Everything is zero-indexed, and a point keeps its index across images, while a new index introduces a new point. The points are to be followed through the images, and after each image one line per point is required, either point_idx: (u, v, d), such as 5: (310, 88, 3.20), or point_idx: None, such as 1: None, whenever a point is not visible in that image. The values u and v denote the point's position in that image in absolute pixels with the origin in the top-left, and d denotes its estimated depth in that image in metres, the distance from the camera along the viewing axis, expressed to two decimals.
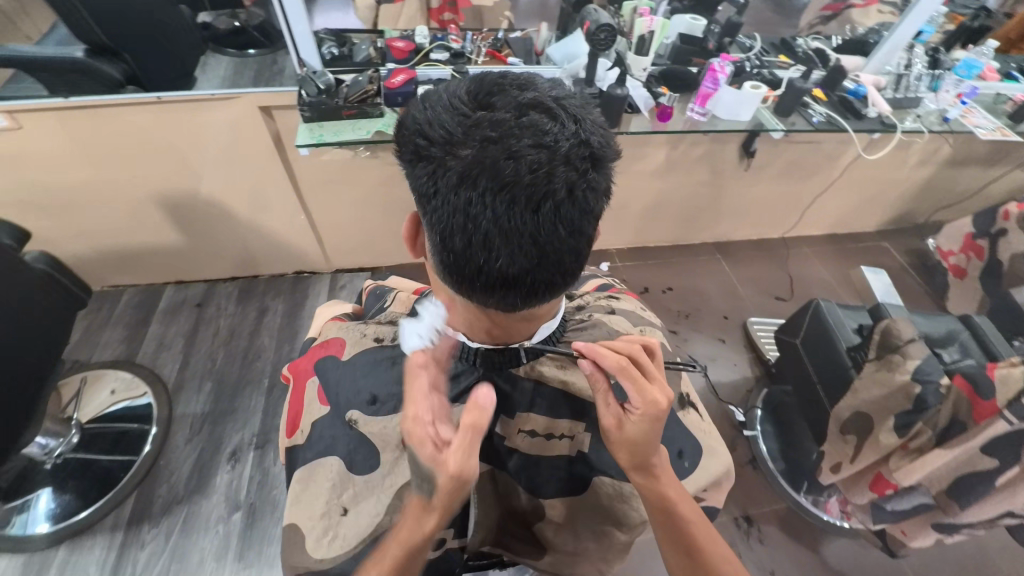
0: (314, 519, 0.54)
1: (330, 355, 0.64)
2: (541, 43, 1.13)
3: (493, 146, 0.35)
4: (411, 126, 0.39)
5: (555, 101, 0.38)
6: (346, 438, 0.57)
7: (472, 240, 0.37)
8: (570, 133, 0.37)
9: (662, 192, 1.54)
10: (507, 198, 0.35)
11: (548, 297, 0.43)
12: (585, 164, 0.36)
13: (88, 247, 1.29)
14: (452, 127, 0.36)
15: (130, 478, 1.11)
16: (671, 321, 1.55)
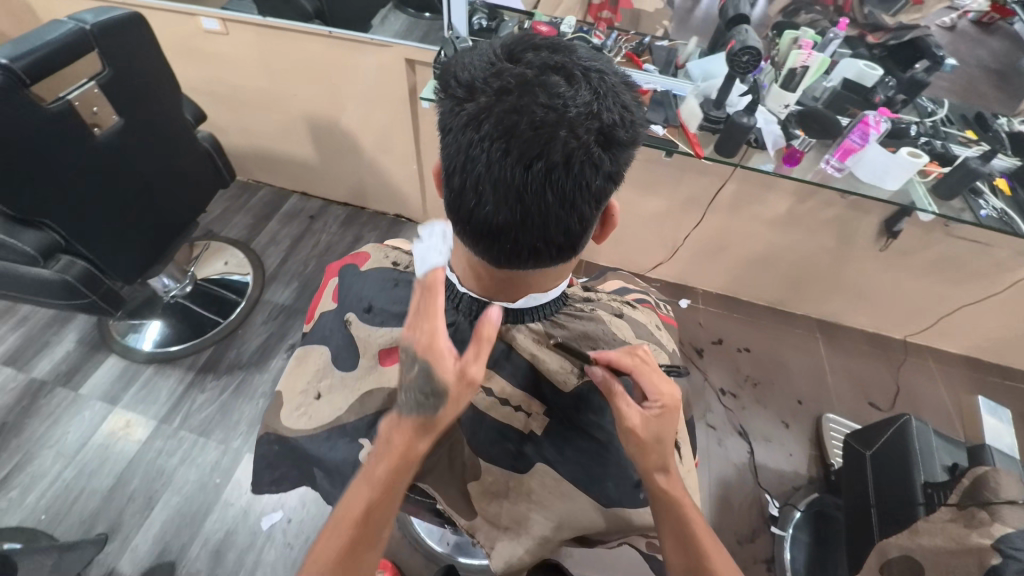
0: (297, 392, 0.63)
1: (352, 263, 0.68)
2: (684, 56, 1.09)
3: (506, 97, 0.39)
4: (450, 69, 0.44)
5: (579, 72, 0.41)
6: (338, 334, 0.63)
7: (467, 180, 0.41)
8: (581, 102, 0.39)
9: (772, 245, 1.40)
10: (504, 147, 0.38)
11: (530, 258, 0.45)
12: (587, 136, 0.39)
13: (248, 143, 1.55)
14: (478, 75, 0.41)
15: (216, 335, 1.33)
16: (734, 383, 1.41)
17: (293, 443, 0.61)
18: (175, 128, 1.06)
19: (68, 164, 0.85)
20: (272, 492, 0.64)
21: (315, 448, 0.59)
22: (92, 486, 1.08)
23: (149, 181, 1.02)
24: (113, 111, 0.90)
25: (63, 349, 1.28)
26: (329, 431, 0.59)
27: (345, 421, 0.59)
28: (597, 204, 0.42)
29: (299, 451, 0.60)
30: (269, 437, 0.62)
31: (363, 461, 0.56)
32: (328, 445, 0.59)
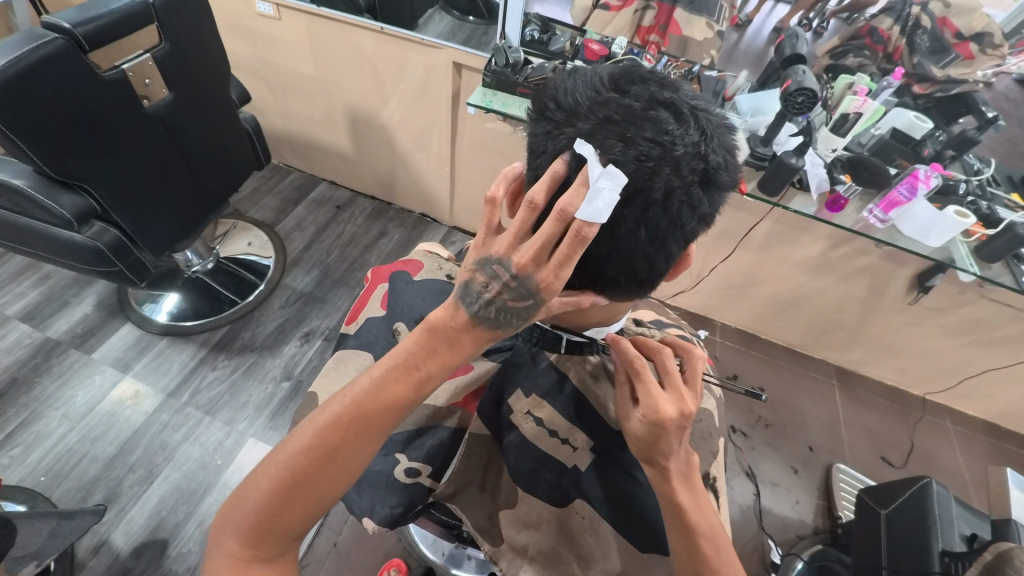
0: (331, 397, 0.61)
1: (405, 271, 0.71)
2: (733, 88, 1.07)
3: (610, 127, 0.39)
4: (548, 90, 0.43)
5: (689, 108, 0.40)
6: (384, 341, 0.64)
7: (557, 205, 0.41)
8: (689, 141, 0.39)
9: (799, 288, 1.38)
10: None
11: (607, 288, 0.46)
12: (691, 176, 0.39)
13: (285, 128, 1.56)
14: (582, 100, 0.40)
15: (234, 314, 1.33)
16: (745, 421, 1.39)
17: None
18: (222, 106, 1.06)
19: (116, 133, 0.85)
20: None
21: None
22: (93, 453, 1.07)
23: (190, 154, 1.02)
24: (164, 86, 0.91)
25: (82, 311, 1.28)
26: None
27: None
28: (684, 241, 0.43)
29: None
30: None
31: (398, 478, 0.58)
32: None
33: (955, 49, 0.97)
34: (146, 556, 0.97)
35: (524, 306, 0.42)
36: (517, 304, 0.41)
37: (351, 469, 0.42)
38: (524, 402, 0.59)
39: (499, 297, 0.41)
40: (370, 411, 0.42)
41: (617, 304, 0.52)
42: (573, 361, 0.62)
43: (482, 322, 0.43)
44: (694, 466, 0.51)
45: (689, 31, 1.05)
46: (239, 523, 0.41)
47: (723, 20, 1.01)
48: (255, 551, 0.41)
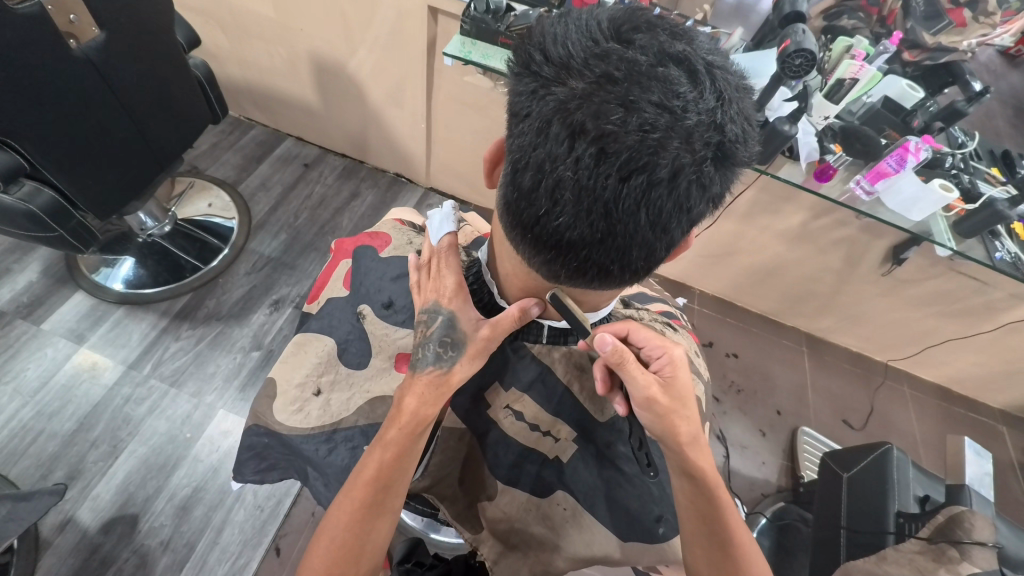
0: (291, 385, 0.58)
1: (371, 245, 0.65)
2: (728, 47, 0.99)
3: (611, 88, 0.34)
4: (537, 36, 0.38)
5: (704, 67, 0.35)
6: (349, 326, 0.60)
7: (544, 180, 0.37)
8: (703, 108, 0.35)
9: (777, 257, 1.38)
10: (598, 149, 0.34)
11: (597, 276, 0.43)
12: (703, 152, 0.35)
13: (243, 75, 1.42)
14: (576, 52, 0.36)
15: (198, 281, 1.25)
16: (717, 387, 1.43)
17: (283, 436, 0.56)
18: (168, 50, 0.94)
19: (38, 83, 0.74)
20: (256, 481, 0.60)
21: (311, 450, 0.55)
22: (51, 429, 1.02)
23: (133, 107, 0.91)
24: (94, 24, 0.79)
25: (26, 278, 1.18)
26: (330, 431, 0.56)
27: (349, 422, 0.56)
28: (689, 226, 0.39)
29: (291, 446, 0.56)
30: (256, 427, 0.58)
31: None
32: (327, 447, 0.55)
33: (949, 15, 0.99)
34: (116, 531, 0.95)
35: (445, 339, 0.52)
36: (439, 337, 0.52)
37: (409, 463, 0.49)
38: (504, 396, 0.59)
39: (427, 336, 0.52)
40: (387, 480, 0.47)
41: (607, 292, 0.49)
42: (558, 354, 0.59)
43: (421, 367, 0.51)
44: (690, 416, 0.53)
45: None
46: (330, 540, 0.46)
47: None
48: (351, 564, 0.46)
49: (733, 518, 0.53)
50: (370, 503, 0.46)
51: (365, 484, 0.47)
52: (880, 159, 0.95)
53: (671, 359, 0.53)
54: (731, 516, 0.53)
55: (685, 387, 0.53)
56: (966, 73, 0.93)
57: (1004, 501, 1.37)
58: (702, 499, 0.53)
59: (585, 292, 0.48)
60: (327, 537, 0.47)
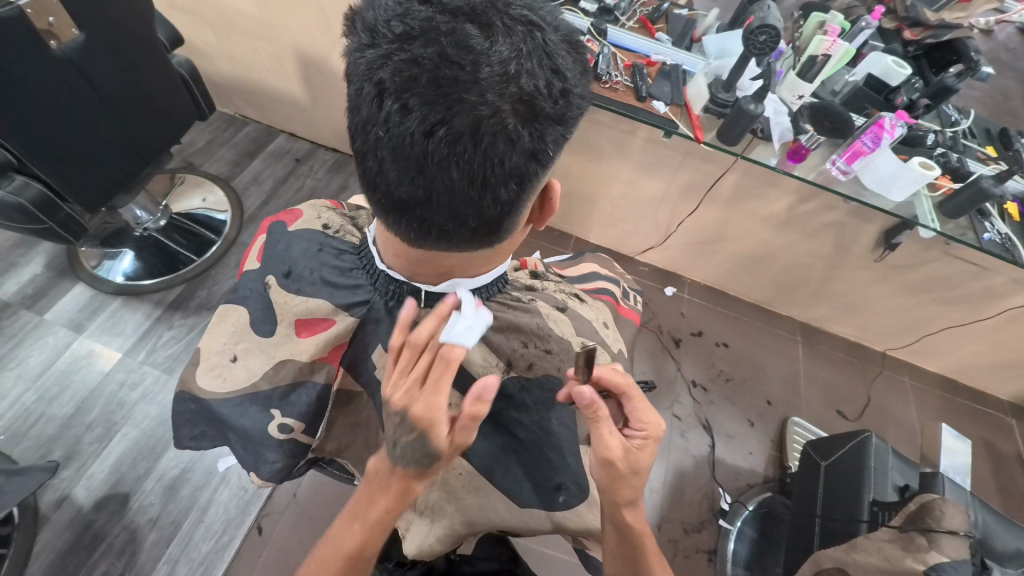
0: (213, 351, 0.61)
1: (282, 221, 0.66)
2: (702, 28, 1.03)
3: (410, 47, 0.38)
4: (363, 8, 0.42)
5: (500, 23, 0.38)
6: (261, 297, 0.61)
7: (368, 142, 0.41)
8: (496, 60, 0.37)
9: (765, 243, 1.35)
10: (400, 107, 0.38)
11: (440, 237, 0.45)
12: (498, 103, 0.37)
13: (235, 74, 1.46)
14: (385, 17, 0.39)
15: (194, 271, 1.31)
16: (705, 376, 1.41)
17: (211, 406, 0.59)
18: (149, 49, 0.98)
19: (24, 82, 0.79)
20: (192, 447, 0.63)
21: (227, 412, 0.59)
22: (51, 413, 1.08)
23: (117, 103, 0.96)
24: (72, 24, 0.82)
25: (31, 272, 1.24)
26: (242, 397, 0.59)
27: (260, 388, 0.59)
28: (515, 184, 0.41)
29: (217, 415, 0.59)
30: (186, 395, 0.61)
31: (273, 434, 0.59)
32: (238, 410, 0.58)
33: None
34: (107, 509, 1.00)
35: (417, 443, 0.45)
36: (413, 444, 0.45)
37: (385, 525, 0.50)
38: (386, 358, 0.60)
39: (397, 436, 0.45)
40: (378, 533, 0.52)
41: (472, 256, 0.51)
42: None
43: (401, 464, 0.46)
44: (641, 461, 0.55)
45: None
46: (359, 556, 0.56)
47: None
48: None
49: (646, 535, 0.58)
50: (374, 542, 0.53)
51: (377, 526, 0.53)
52: (855, 138, 0.92)
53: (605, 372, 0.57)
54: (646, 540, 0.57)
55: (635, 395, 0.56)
56: (970, 50, 0.91)
57: (1009, 496, 1.31)
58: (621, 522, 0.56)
59: (448, 256, 0.51)
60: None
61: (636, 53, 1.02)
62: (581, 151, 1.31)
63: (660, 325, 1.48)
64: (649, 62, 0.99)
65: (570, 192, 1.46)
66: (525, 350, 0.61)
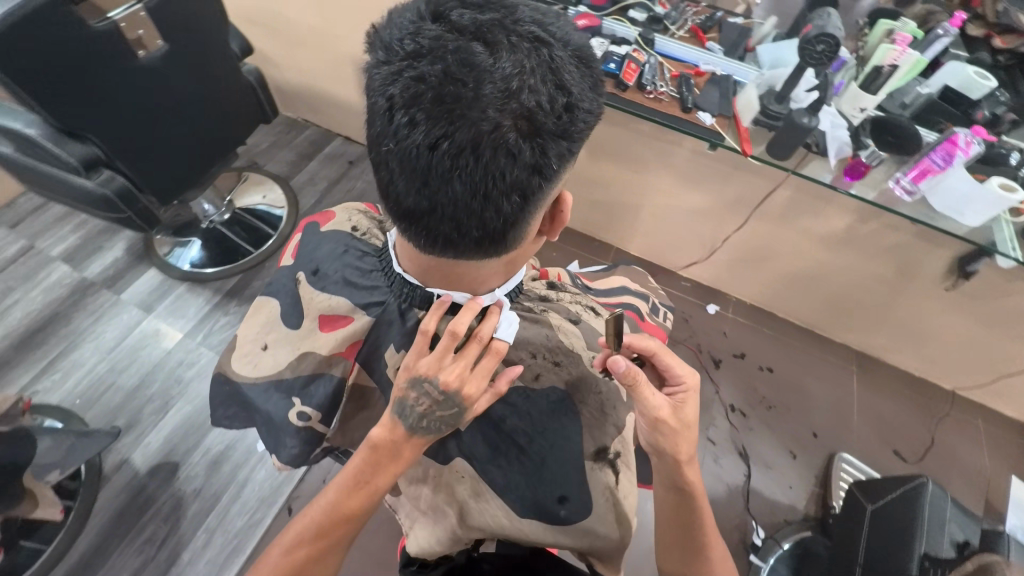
0: (247, 340, 0.65)
1: (314, 222, 0.69)
2: (758, 37, 0.98)
3: (418, 64, 0.39)
4: (381, 26, 0.45)
5: (505, 41, 0.40)
6: (288, 290, 0.65)
7: (380, 154, 0.43)
8: (499, 77, 0.38)
9: (819, 264, 1.27)
10: (407, 121, 0.39)
11: (446, 246, 0.47)
12: (500, 119, 0.38)
13: (300, 81, 1.56)
14: (398, 35, 0.41)
15: (250, 262, 1.41)
16: (746, 400, 1.34)
17: (240, 389, 0.63)
18: (221, 58, 1.07)
19: (115, 87, 0.88)
20: (224, 426, 0.68)
21: (254, 398, 0.62)
22: (119, 383, 1.19)
23: (191, 107, 1.05)
24: (158, 36, 0.91)
25: (114, 255, 1.38)
26: (269, 383, 0.62)
27: (284, 376, 0.62)
28: (517, 197, 0.42)
29: (245, 398, 0.63)
30: (220, 377, 0.66)
31: (291, 421, 0.61)
32: (264, 395, 0.62)
33: None
34: (160, 475, 1.09)
35: (449, 416, 0.53)
36: (445, 415, 0.53)
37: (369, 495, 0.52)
38: (397, 358, 0.61)
39: (428, 409, 0.53)
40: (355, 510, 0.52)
41: (481, 264, 0.53)
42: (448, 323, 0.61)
43: (422, 432, 0.54)
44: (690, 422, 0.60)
45: None
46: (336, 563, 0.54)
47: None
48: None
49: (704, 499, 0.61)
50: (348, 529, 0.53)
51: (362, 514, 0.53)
52: (923, 154, 0.85)
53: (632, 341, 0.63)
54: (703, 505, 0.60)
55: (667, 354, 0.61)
56: None
57: None
58: (679, 482, 0.60)
59: (457, 263, 0.52)
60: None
61: (684, 62, 0.99)
62: (624, 161, 1.29)
63: (699, 343, 1.42)
64: (697, 72, 0.97)
65: (612, 202, 1.44)
66: (533, 361, 0.64)
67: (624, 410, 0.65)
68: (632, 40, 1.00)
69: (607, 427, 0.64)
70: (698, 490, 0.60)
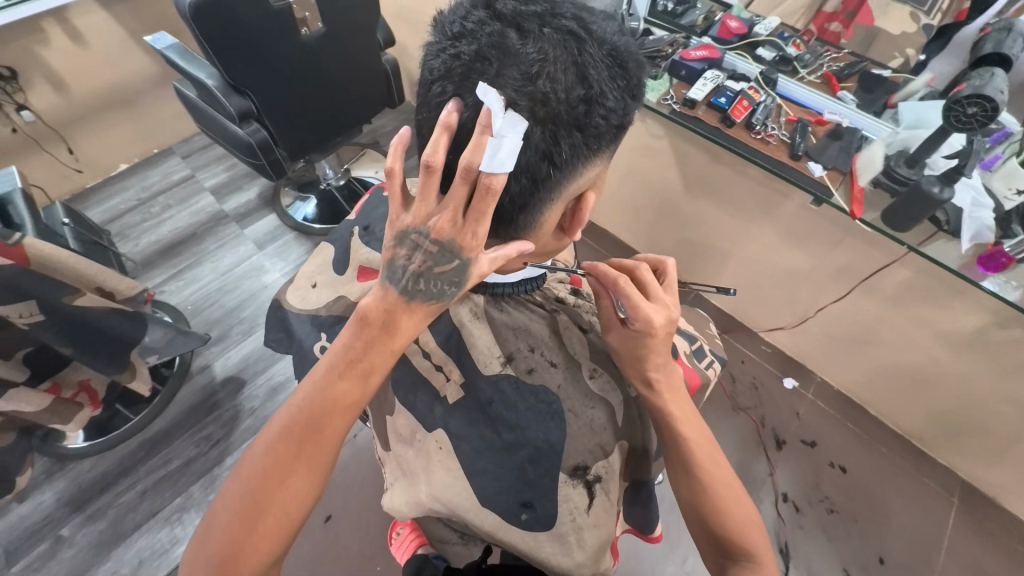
0: (302, 276, 0.75)
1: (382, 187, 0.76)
2: (906, 93, 0.87)
3: (459, 43, 0.45)
4: (448, 6, 0.50)
5: (536, 28, 0.43)
6: (344, 241, 0.74)
7: (423, 123, 0.50)
8: (521, 63, 0.42)
9: (930, 364, 1.09)
10: (441, 93, 0.46)
11: None
12: (515, 103, 0.43)
13: None
14: (453, 17, 0.47)
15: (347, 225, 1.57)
16: (804, 494, 1.17)
17: (287, 317, 0.72)
18: (364, 46, 1.22)
19: (279, 56, 1.05)
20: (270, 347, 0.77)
21: (296, 328, 0.70)
22: (223, 301, 1.40)
23: (332, 83, 1.21)
24: (319, 20, 1.07)
25: (249, 195, 1.63)
26: (310, 317, 0.70)
27: (320, 314, 0.69)
28: (525, 179, 0.46)
29: (288, 326, 0.72)
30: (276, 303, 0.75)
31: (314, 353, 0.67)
32: (303, 327, 0.70)
33: None
34: (230, 387, 1.25)
35: (452, 271, 0.47)
36: (445, 271, 0.47)
37: (343, 397, 0.48)
38: None
39: (423, 268, 0.46)
40: (324, 415, 0.48)
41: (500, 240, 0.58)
42: (465, 302, 0.65)
43: (420, 298, 0.48)
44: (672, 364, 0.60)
45: (883, 22, 0.89)
46: (303, 501, 0.48)
47: (940, 12, 0.81)
48: (284, 508, 0.47)
49: (718, 465, 0.58)
50: (311, 444, 0.48)
51: (336, 423, 0.48)
52: None
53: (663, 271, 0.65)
54: (712, 475, 0.57)
55: (654, 287, 0.58)
56: None
57: None
58: (674, 433, 0.59)
59: None
60: (285, 482, 0.47)
61: (807, 107, 0.92)
62: (720, 202, 1.21)
63: (764, 416, 1.28)
64: (819, 121, 0.89)
65: (701, 243, 1.37)
66: (530, 354, 0.64)
67: (615, 433, 0.62)
68: (753, 78, 0.95)
69: (594, 449, 0.61)
70: (695, 435, 0.58)
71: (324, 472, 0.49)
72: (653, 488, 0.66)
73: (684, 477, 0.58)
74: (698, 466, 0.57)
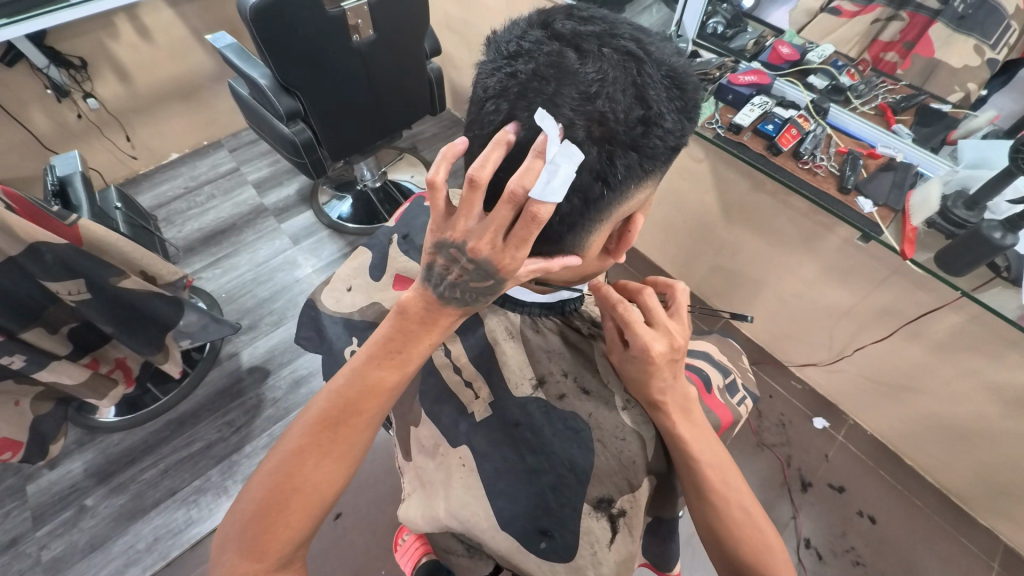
0: (337, 278, 0.76)
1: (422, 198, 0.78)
2: (966, 131, 0.83)
3: (515, 62, 0.45)
4: (500, 27, 0.51)
5: (595, 50, 0.43)
6: (381, 247, 0.75)
7: (473, 139, 0.50)
8: (581, 83, 0.42)
9: (977, 418, 1.02)
10: (495, 110, 0.45)
11: None
12: (573, 121, 0.42)
13: None
14: (509, 37, 0.47)
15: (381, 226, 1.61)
16: (829, 542, 1.12)
17: (318, 318, 0.73)
18: (412, 54, 1.25)
19: (329, 61, 1.08)
20: None
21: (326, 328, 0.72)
22: (256, 291, 1.44)
23: (378, 88, 1.24)
24: (371, 27, 1.10)
25: (288, 191, 1.68)
26: (341, 320, 0.71)
27: (353, 318, 0.71)
28: (577, 198, 0.46)
29: (319, 325, 0.73)
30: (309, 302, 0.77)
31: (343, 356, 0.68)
32: (333, 328, 0.71)
33: None
34: (254, 376, 1.28)
35: (484, 287, 0.47)
36: (479, 287, 0.47)
37: (380, 383, 0.49)
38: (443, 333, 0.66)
39: (460, 279, 0.47)
40: (360, 401, 0.48)
41: None
42: (497, 318, 0.67)
43: (455, 303, 0.49)
44: (688, 398, 0.59)
45: (942, 53, 0.90)
46: (333, 485, 0.48)
47: (1008, 46, 0.84)
48: (313, 490, 0.46)
49: (736, 490, 0.57)
50: (342, 429, 0.48)
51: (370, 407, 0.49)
52: None
53: (671, 295, 0.65)
54: (727, 500, 0.56)
55: (655, 312, 0.58)
56: None
57: None
58: (693, 461, 0.57)
59: None
60: (319, 460, 0.47)
61: (859, 140, 0.88)
62: (759, 230, 1.18)
63: (791, 456, 1.23)
64: (871, 154, 0.86)
65: (736, 270, 1.33)
66: (562, 380, 0.64)
67: (643, 467, 0.59)
68: (804, 107, 0.91)
69: (617, 481, 0.58)
70: (714, 460, 0.57)
71: (357, 457, 0.49)
72: (675, 524, 0.64)
73: (699, 503, 0.57)
74: (713, 492, 0.56)
